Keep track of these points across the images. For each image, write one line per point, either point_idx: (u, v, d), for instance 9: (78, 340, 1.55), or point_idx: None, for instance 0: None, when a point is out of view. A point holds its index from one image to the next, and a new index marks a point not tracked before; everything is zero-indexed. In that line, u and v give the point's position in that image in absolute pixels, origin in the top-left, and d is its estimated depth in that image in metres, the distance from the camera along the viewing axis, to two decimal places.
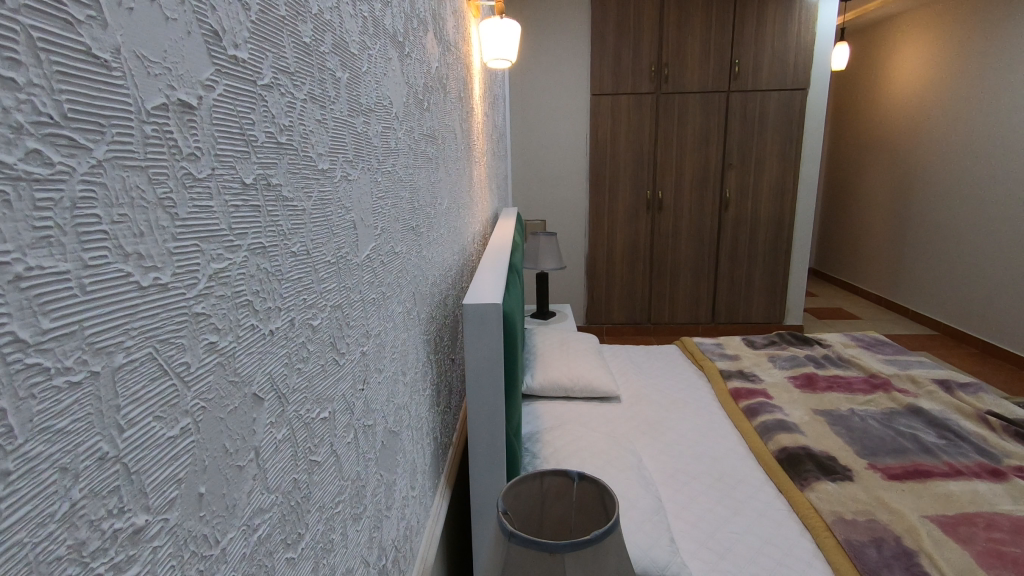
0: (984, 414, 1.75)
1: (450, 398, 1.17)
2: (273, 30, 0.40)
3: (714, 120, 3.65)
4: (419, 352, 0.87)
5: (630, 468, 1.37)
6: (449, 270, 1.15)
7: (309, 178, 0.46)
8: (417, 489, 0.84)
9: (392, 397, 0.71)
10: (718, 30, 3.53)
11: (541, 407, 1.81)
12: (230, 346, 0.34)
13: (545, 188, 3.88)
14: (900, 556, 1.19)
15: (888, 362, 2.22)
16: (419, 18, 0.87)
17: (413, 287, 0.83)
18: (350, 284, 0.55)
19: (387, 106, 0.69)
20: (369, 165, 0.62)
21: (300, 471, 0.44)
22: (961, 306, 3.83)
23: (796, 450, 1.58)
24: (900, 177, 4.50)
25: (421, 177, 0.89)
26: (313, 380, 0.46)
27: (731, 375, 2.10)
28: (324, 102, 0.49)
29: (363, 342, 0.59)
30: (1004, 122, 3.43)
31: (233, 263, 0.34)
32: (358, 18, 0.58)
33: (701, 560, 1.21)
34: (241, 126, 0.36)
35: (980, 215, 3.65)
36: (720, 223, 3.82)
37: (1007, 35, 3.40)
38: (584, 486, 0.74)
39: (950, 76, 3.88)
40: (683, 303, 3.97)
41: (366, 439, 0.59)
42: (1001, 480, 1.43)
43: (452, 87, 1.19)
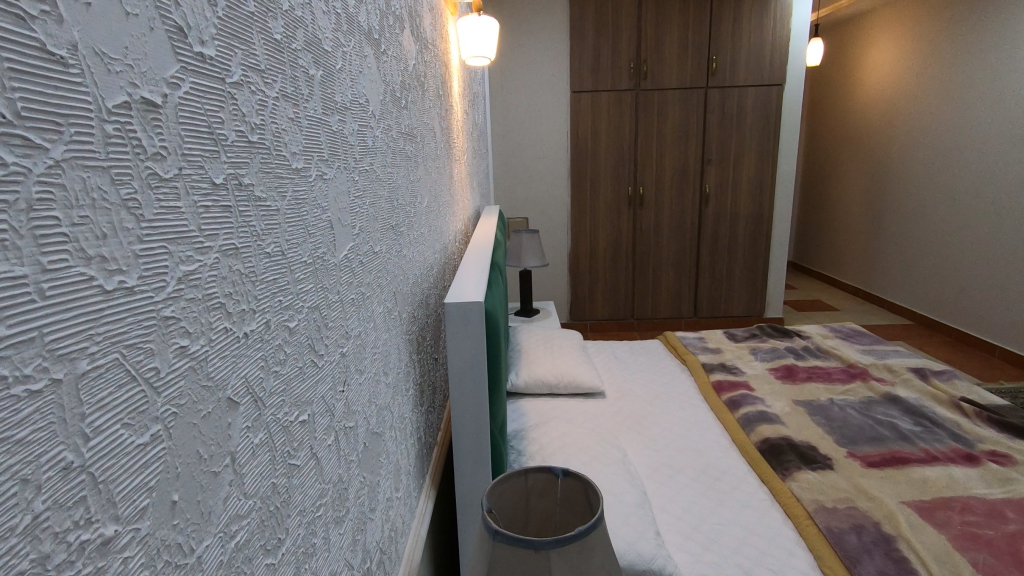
0: (958, 401, 1.79)
1: (434, 398, 1.16)
2: (241, 27, 0.39)
3: (693, 116, 3.68)
4: (401, 352, 0.86)
5: (615, 463, 1.38)
6: (430, 269, 1.15)
7: (282, 177, 0.45)
8: (402, 490, 0.84)
9: (374, 397, 0.70)
10: (696, 26, 3.55)
11: (526, 404, 1.81)
12: (201, 350, 0.33)
13: (527, 186, 3.88)
14: (879, 541, 1.21)
15: (866, 352, 2.26)
16: (395, 16, 0.86)
17: (394, 286, 0.82)
18: (328, 284, 0.54)
19: (363, 104, 0.68)
20: (345, 164, 0.61)
21: (279, 476, 0.43)
22: (935, 297, 3.91)
23: (777, 441, 1.60)
24: (874, 171, 4.58)
25: (400, 175, 0.88)
26: (291, 384, 0.45)
27: (713, 369, 2.13)
28: (297, 101, 0.49)
29: (342, 343, 0.58)
30: (972, 117, 3.53)
31: (204, 265, 0.34)
32: (332, 15, 0.57)
33: (686, 551, 1.23)
34: (209, 125, 0.35)
35: (951, 208, 3.73)
36: (701, 218, 3.86)
37: (975, 32, 3.48)
38: (568, 482, 0.74)
39: (920, 71, 3.98)
40: (666, 298, 4.01)
41: (347, 441, 0.59)
42: (975, 465, 1.47)
43: (431, 85, 1.18)
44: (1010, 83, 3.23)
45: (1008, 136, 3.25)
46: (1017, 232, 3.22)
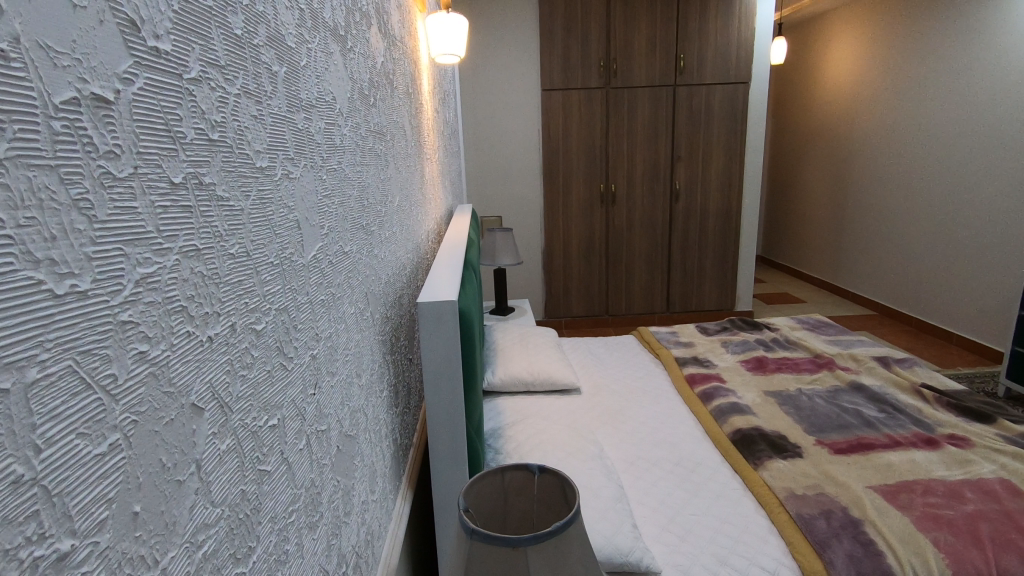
0: (919, 387, 1.86)
1: (409, 399, 1.15)
2: (199, 21, 0.38)
3: (662, 113, 3.73)
4: (374, 353, 0.85)
5: (592, 458, 1.39)
6: (402, 269, 1.14)
7: (245, 176, 0.44)
8: (378, 493, 0.83)
9: (346, 400, 0.69)
10: (664, 25, 3.60)
11: (503, 402, 1.81)
12: (162, 355, 0.32)
13: (500, 184, 3.88)
14: (847, 525, 1.25)
15: (831, 342, 2.33)
16: (361, 13, 0.85)
17: (365, 287, 0.81)
18: (296, 286, 0.53)
19: (330, 102, 0.67)
20: (312, 163, 0.60)
21: (248, 482, 0.42)
22: (896, 287, 4.05)
23: (749, 431, 1.64)
24: (838, 166, 4.71)
25: (370, 175, 0.87)
26: (259, 387, 0.44)
27: (686, 362, 2.16)
28: (260, 97, 0.47)
29: (312, 345, 0.57)
30: (929, 112, 3.65)
31: (164, 267, 0.33)
32: (295, 10, 0.56)
33: (663, 543, 1.24)
34: (166, 121, 0.34)
35: (911, 201, 3.86)
36: (672, 214, 3.91)
37: (930, 31, 3.61)
38: (545, 478, 0.74)
39: (879, 69, 4.10)
40: (639, 294, 4.06)
41: (319, 446, 0.57)
42: (936, 448, 1.52)
43: (400, 83, 1.17)
44: (967, 79, 3.35)
45: (965, 130, 3.37)
46: (973, 224, 3.35)
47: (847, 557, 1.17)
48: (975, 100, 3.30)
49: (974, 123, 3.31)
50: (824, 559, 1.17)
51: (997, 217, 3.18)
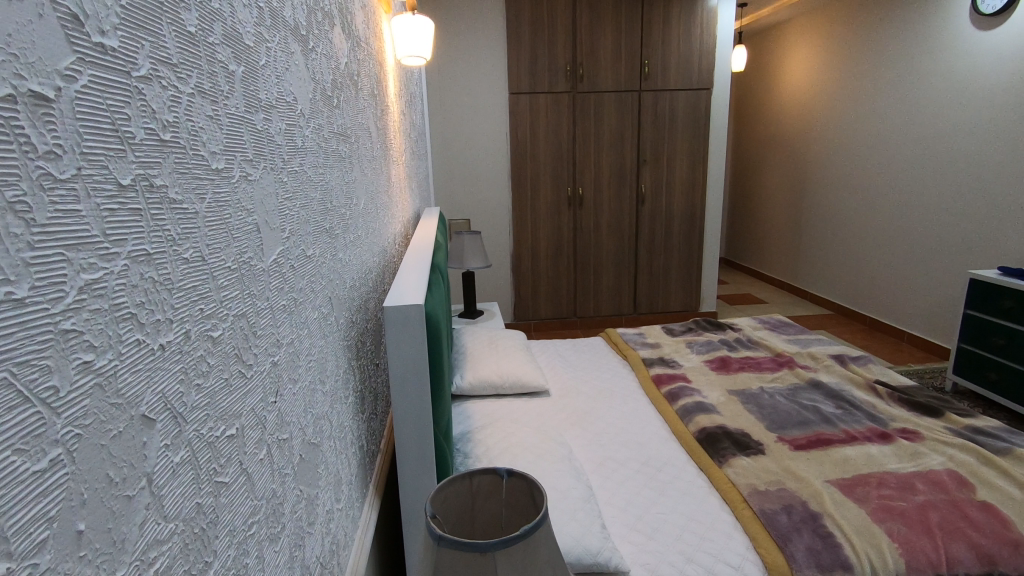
0: (873, 383, 1.93)
1: (375, 405, 1.13)
2: (148, 17, 0.37)
3: (628, 118, 3.79)
4: (338, 358, 0.83)
5: (561, 460, 1.39)
6: (368, 272, 1.12)
7: (200, 178, 0.42)
8: (343, 502, 0.81)
9: (310, 408, 0.67)
10: (628, 32, 3.66)
11: (472, 406, 1.80)
12: (109, 365, 0.31)
13: (468, 187, 3.86)
14: (807, 519, 1.28)
15: (791, 341, 2.40)
16: (324, 13, 0.83)
17: (329, 291, 0.80)
18: (256, 292, 0.52)
19: (291, 103, 0.66)
20: (272, 164, 0.59)
21: (205, 495, 0.41)
22: (851, 287, 4.20)
23: (714, 430, 1.67)
24: (796, 171, 4.86)
25: (334, 178, 0.85)
26: (216, 397, 0.43)
27: (653, 363, 2.19)
28: (216, 97, 0.46)
29: (273, 352, 0.55)
30: (879, 120, 3.81)
31: (111, 273, 0.31)
32: (252, 9, 0.54)
33: (631, 543, 1.26)
34: (112, 120, 0.32)
35: (864, 205, 4.02)
36: (638, 218, 3.98)
37: (880, 43, 3.77)
38: (513, 482, 0.74)
39: (834, 78, 4.26)
40: (606, 295, 4.10)
41: (281, 455, 0.56)
42: (889, 442, 1.58)
43: (365, 85, 1.15)
44: (915, 88, 3.50)
45: (915, 137, 3.52)
46: (921, 227, 3.51)
47: (807, 550, 1.20)
48: (923, 108, 3.45)
49: (922, 130, 3.46)
50: (786, 553, 1.20)
51: (944, 221, 3.33)
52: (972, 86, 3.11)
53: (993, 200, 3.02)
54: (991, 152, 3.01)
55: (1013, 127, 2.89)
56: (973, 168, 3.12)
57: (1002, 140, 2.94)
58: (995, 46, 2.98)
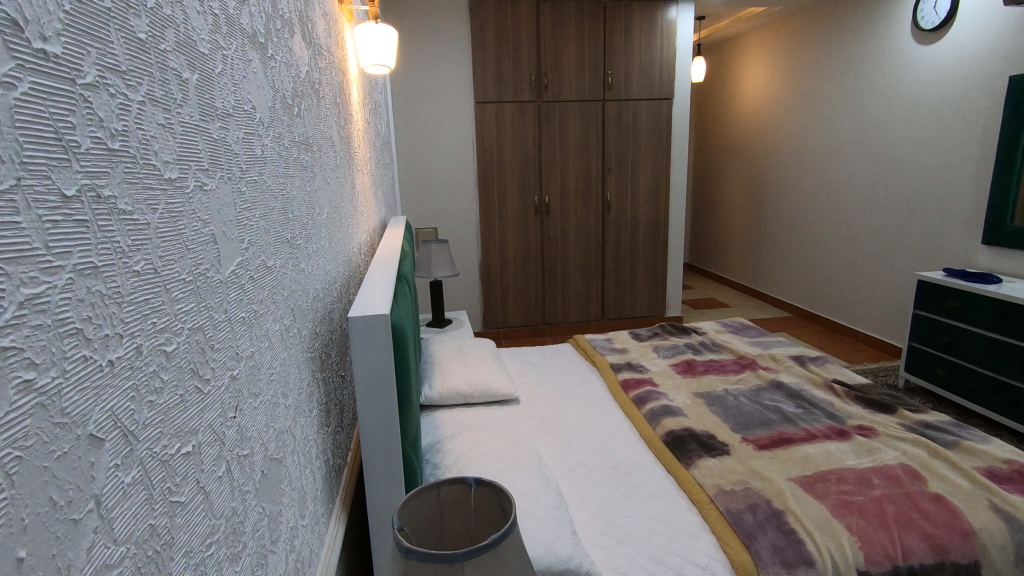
0: (831, 382, 2.00)
1: (341, 418, 1.11)
2: (95, 23, 0.36)
3: (592, 127, 3.85)
4: (302, 370, 0.82)
5: (531, 468, 1.40)
6: (333, 283, 1.10)
7: (151, 187, 0.41)
8: (308, 518, 0.79)
9: (272, 422, 0.66)
10: (591, 43, 3.72)
11: (441, 416, 1.79)
12: (53, 383, 0.30)
13: (435, 196, 3.85)
14: (771, 517, 1.32)
15: (753, 343, 2.46)
16: (283, 21, 0.82)
17: (291, 301, 0.78)
18: (213, 304, 0.50)
19: (249, 110, 0.64)
20: (230, 173, 0.57)
21: (159, 516, 0.39)
22: (809, 290, 4.33)
23: (680, 432, 1.70)
24: (754, 177, 5.01)
25: (295, 187, 0.84)
26: (169, 412, 0.41)
27: (621, 368, 2.22)
28: (168, 105, 0.45)
29: (232, 366, 0.54)
30: (831, 128, 3.97)
31: (54, 287, 0.30)
32: (207, 16, 0.54)
33: (602, 547, 1.26)
34: (55, 128, 0.31)
35: (818, 210, 4.17)
36: (604, 226, 4.03)
37: (830, 56, 3.94)
38: (482, 490, 0.74)
39: (787, 88, 4.42)
40: (575, 302, 4.13)
41: (241, 471, 0.54)
42: (847, 439, 1.64)
43: (327, 93, 1.14)
44: (865, 98, 3.65)
45: (865, 145, 3.67)
46: (871, 229, 3.66)
47: (772, 547, 1.23)
48: (873, 117, 3.60)
49: (872, 138, 3.61)
50: (751, 551, 1.22)
51: (894, 225, 3.48)
52: (916, 96, 3.28)
53: (938, 204, 3.17)
54: (936, 159, 3.16)
55: (955, 135, 3.05)
56: (920, 174, 3.27)
57: (945, 148, 3.10)
58: (936, 58, 3.15)
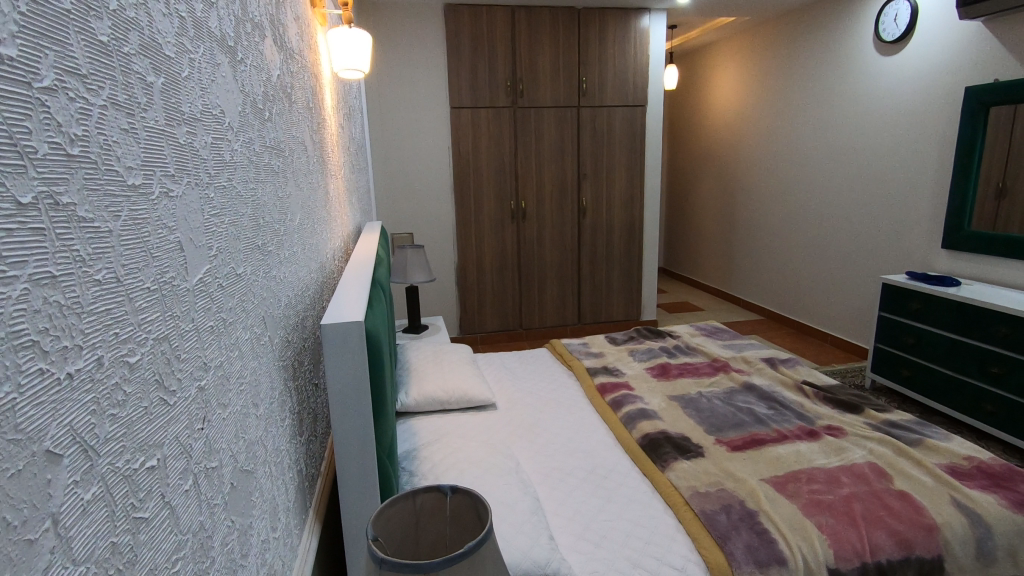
0: (801, 383, 2.04)
1: (314, 427, 1.09)
2: (54, 25, 0.35)
3: (567, 133, 3.88)
4: (274, 380, 0.80)
5: (508, 473, 1.39)
6: (305, 289, 1.09)
7: (114, 194, 0.40)
8: (281, 530, 0.78)
9: (242, 432, 0.64)
10: (566, 50, 3.76)
11: (418, 423, 1.77)
12: (6, 398, 0.29)
13: (411, 201, 3.83)
14: (745, 517, 1.34)
15: (726, 346, 2.51)
16: (253, 24, 0.81)
17: (262, 310, 0.77)
18: (179, 313, 0.49)
19: (217, 115, 0.63)
20: (197, 179, 0.56)
21: (121, 534, 0.38)
22: (779, 293, 4.43)
23: (656, 435, 1.71)
24: (726, 182, 5.11)
25: (266, 192, 0.82)
26: (133, 425, 0.40)
27: (597, 372, 2.23)
28: (132, 110, 0.44)
29: (200, 376, 0.52)
30: (799, 135, 4.07)
31: (7, 298, 0.29)
32: (174, 18, 0.52)
33: (579, 551, 1.27)
34: (9, 134, 0.30)
35: (787, 214, 4.27)
36: (580, 231, 4.06)
37: (797, 65, 4.04)
38: (458, 498, 0.73)
39: (756, 96, 4.53)
40: (551, 306, 4.15)
41: (209, 484, 0.53)
42: (816, 439, 1.68)
43: (299, 98, 1.13)
44: (831, 106, 3.76)
45: (831, 151, 3.78)
46: (838, 234, 3.76)
47: (745, 547, 1.25)
48: (838, 125, 3.71)
49: (839, 147, 3.71)
50: (725, 551, 1.24)
51: (859, 231, 3.58)
52: (879, 105, 3.39)
53: (902, 211, 3.27)
54: (899, 166, 3.27)
55: (916, 142, 3.16)
56: (883, 180, 3.38)
57: (907, 155, 3.22)
58: (898, 69, 3.26)
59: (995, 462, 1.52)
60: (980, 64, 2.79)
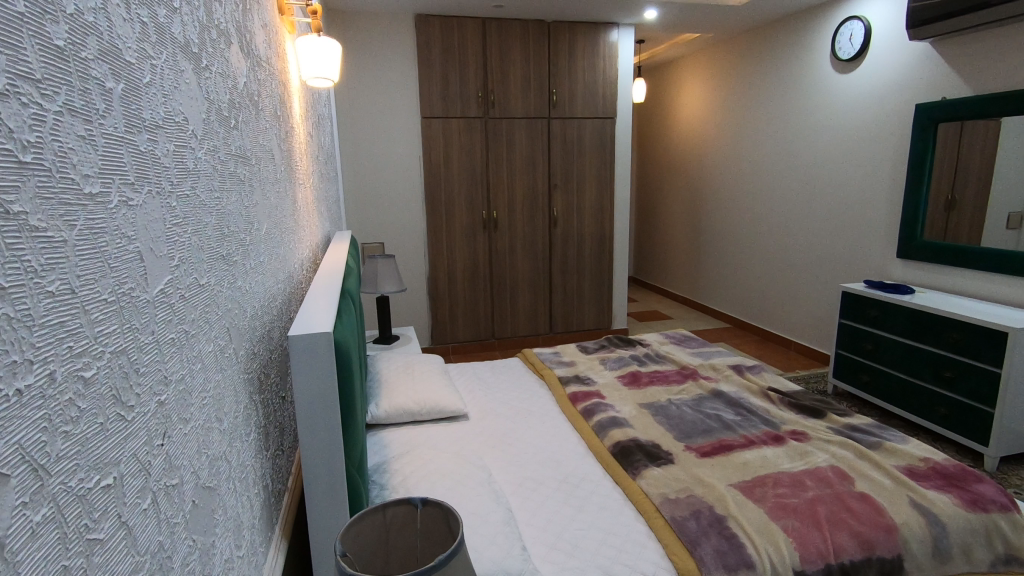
0: (767, 390, 2.09)
1: (281, 441, 1.07)
2: (5, 28, 0.34)
3: (538, 143, 3.92)
4: (238, 393, 0.78)
5: (480, 484, 1.38)
6: (272, 300, 1.07)
7: (67, 203, 0.38)
8: (245, 548, 0.75)
9: (204, 448, 0.62)
10: (537, 62, 3.80)
11: (388, 435, 1.75)
12: None
13: (381, 211, 3.80)
14: (714, 523, 1.36)
15: (694, 354, 2.55)
16: (219, 31, 0.80)
17: (226, 321, 0.75)
18: (138, 326, 0.48)
19: (180, 122, 0.62)
20: (159, 187, 0.55)
21: (72, 557, 0.36)
22: (745, 301, 4.54)
23: (627, 443, 1.73)
24: (693, 193, 5.22)
25: (231, 202, 0.81)
26: (87, 443, 0.39)
27: (569, 381, 2.24)
28: (89, 116, 0.42)
29: (159, 391, 0.51)
30: (761, 148, 4.20)
31: None
32: (135, 24, 0.51)
33: (551, 561, 1.26)
34: None
35: (752, 224, 4.38)
36: (551, 240, 4.09)
37: (758, 81, 4.18)
38: (428, 510, 0.72)
39: (720, 110, 4.66)
40: (523, 316, 4.16)
41: (169, 502, 0.51)
42: (782, 444, 1.72)
43: (266, 106, 1.11)
44: (791, 121, 3.90)
45: (792, 164, 3.91)
46: (800, 243, 3.88)
47: (714, 552, 1.27)
48: (798, 139, 3.85)
49: (799, 160, 3.84)
50: (695, 557, 1.25)
51: (820, 241, 3.69)
52: (836, 121, 3.52)
53: (858, 221, 3.40)
54: (855, 178, 3.41)
55: (870, 157, 3.30)
56: (841, 192, 3.51)
57: (863, 168, 3.35)
58: (853, 86, 3.40)
59: (949, 463, 1.58)
60: (928, 83, 2.93)
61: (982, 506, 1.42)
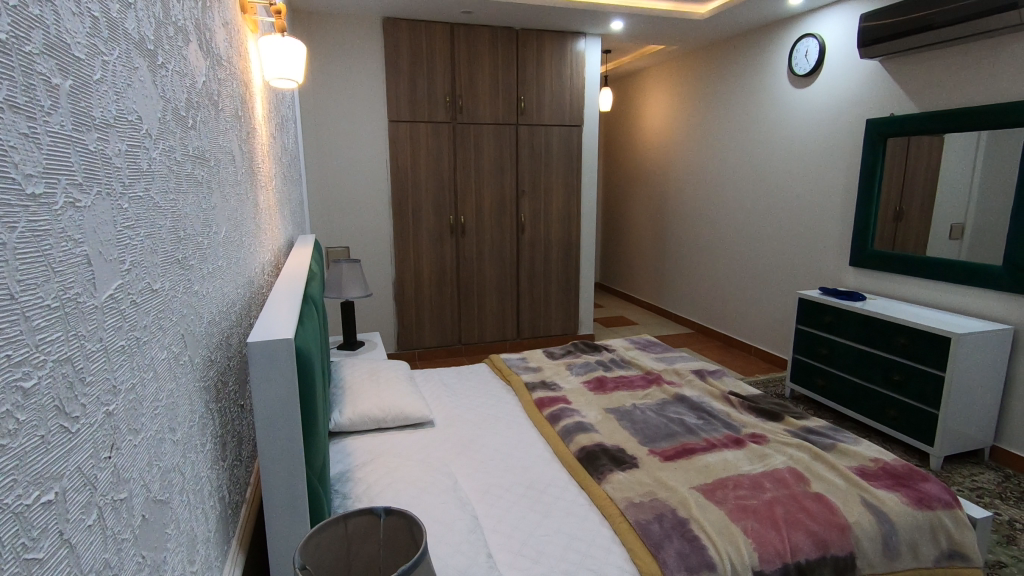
0: (728, 394, 2.14)
1: (238, 451, 1.03)
2: None
3: (506, 149, 3.93)
4: (193, 402, 0.76)
5: (445, 492, 1.37)
6: (231, 306, 1.03)
7: (8, 204, 0.37)
8: (200, 562, 0.73)
9: (156, 458, 0.60)
10: (505, 69, 3.82)
11: (352, 443, 1.72)
12: None
13: (347, 215, 3.74)
14: (676, 525, 1.38)
15: (658, 358, 2.60)
16: (177, 28, 0.77)
17: (181, 327, 0.72)
18: (85, 332, 0.45)
19: (134, 121, 0.60)
20: (108, 188, 0.52)
21: None
22: (707, 307, 4.64)
23: (593, 448, 1.74)
24: (657, 201, 5.33)
25: (188, 205, 0.78)
26: (26, 458, 0.37)
27: (536, 387, 2.25)
28: (33, 113, 0.40)
29: (107, 401, 0.49)
30: (723, 157, 4.32)
31: None
32: (85, 19, 0.49)
33: (517, 568, 1.26)
34: None
35: (713, 231, 4.50)
36: (519, 246, 4.10)
37: (720, 93, 4.30)
38: (391, 520, 0.71)
39: (684, 120, 4.77)
40: (491, 321, 4.15)
41: (116, 517, 0.49)
42: (741, 447, 1.76)
43: (226, 106, 1.08)
44: (751, 132, 4.02)
45: (752, 173, 4.03)
46: (759, 250, 4.01)
47: (677, 554, 1.29)
48: (758, 150, 3.97)
49: (759, 170, 3.96)
50: (658, 560, 1.27)
51: (779, 249, 3.81)
52: (793, 133, 3.66)
53: (814, 230, 3.53)
54: (811, 188, 3.54)
55: (825, 167, 3.43)
56: (798, 201, 3.65)
57: (818, 178, 3.48)
58: (808, 99, 3.54)
59: (898, 463, 1.65)
60: (878, 99, 3.07)
61: (928, 504, 1.48)
